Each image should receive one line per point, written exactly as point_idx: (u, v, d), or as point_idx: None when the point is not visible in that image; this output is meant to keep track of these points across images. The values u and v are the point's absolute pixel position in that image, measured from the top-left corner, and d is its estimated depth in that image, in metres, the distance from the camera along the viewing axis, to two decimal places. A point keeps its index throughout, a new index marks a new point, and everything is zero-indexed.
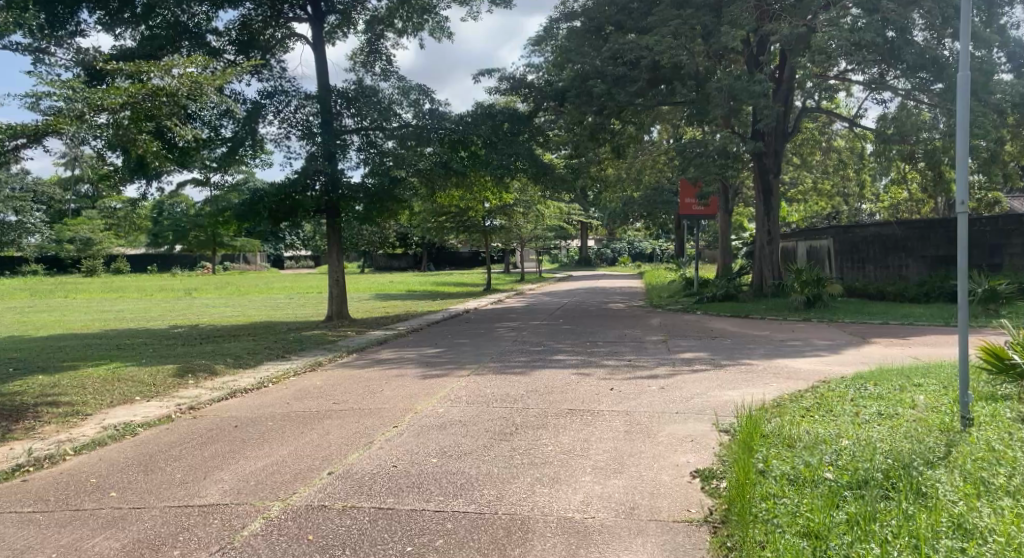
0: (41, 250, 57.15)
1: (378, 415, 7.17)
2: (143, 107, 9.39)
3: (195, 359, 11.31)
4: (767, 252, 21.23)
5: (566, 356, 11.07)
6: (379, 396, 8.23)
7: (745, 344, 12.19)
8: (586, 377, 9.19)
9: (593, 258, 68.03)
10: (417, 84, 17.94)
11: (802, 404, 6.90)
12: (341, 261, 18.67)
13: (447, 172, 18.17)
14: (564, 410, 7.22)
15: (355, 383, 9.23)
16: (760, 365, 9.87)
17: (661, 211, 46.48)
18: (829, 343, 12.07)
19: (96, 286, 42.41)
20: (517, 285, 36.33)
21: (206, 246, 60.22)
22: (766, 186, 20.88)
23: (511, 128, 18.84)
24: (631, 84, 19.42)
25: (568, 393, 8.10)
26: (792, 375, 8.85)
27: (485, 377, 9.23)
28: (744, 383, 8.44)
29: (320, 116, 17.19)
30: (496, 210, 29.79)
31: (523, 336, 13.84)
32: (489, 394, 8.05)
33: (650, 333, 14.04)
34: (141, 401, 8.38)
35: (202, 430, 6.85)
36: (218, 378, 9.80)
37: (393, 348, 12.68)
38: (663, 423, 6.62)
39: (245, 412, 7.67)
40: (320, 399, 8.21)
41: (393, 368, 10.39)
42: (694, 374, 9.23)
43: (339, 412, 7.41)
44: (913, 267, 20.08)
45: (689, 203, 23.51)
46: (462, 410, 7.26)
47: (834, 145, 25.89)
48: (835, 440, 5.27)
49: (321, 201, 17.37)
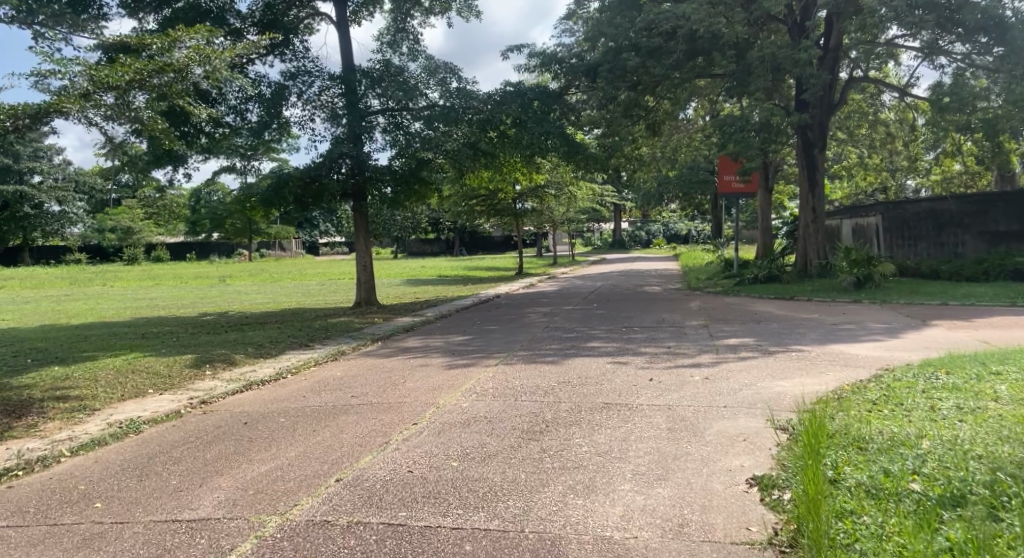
0: (84, 238, 58.12)
1: (396, 411, 6.61)
2: (151, 85, 8.93)
3: (215, 348, 10.86)
4: (811, 231, 20.32)
5: (601, 343, 10.42)
6: (401, 388, 7.71)
7: (793, 328, 11.44)
8: (623, 366, 8.55)
9: (628, 240, 67.04)
10: (444, 62, 17.30)
11: (868, 398, 6.20)
12: (368, 246, 18.20)
13: (476, 152, 17.56)
14: (600, 405, 6.59)
15: (376, 374, 8.70)
16: (814, 351, 9.14)
17: (698, 191, 45.42)
18: (886, 327, 11.27)
19: (134, 274, 42.79)
20: (550, 268, 35.67)
21: (243, 233, 60.61)
22: (811, 162, 19.90)
23: (541, 106, 18.10)
24: (667, 56, 18.59)
25: (603, 384, 7.48)
26: (850, 363, 8.11)
27: (514, 367, 8.64)
28: (797, 372, 7.73)
29: (345, 96, 16.53)
30: (528, 192, 29.12)
31: (555, 322, 13.21)
32: (519, 386, 7.46)
33: (690, 317, 13.34)
34: (154, 394, 7.93)
35: (208, 427, 6.36)
36: (236, 369, 9.33)
37: (420, 336, 12.15)
38: (710, 419, 5.97)
39: (258, 406, 7.17)
40: (338, 392, 7.68)
41: (418, 357, 9.85)
42: (742, 362, 8.52)
43: (356, 407, 6.87)
44: (970, 244, 19.36)
45: (729, 181, 22.62)
46: (487, 405, 6.66)
47: (882, 118, 24.71)
48: (913, 443, 4.62)
49: (347, 185, 16.89)
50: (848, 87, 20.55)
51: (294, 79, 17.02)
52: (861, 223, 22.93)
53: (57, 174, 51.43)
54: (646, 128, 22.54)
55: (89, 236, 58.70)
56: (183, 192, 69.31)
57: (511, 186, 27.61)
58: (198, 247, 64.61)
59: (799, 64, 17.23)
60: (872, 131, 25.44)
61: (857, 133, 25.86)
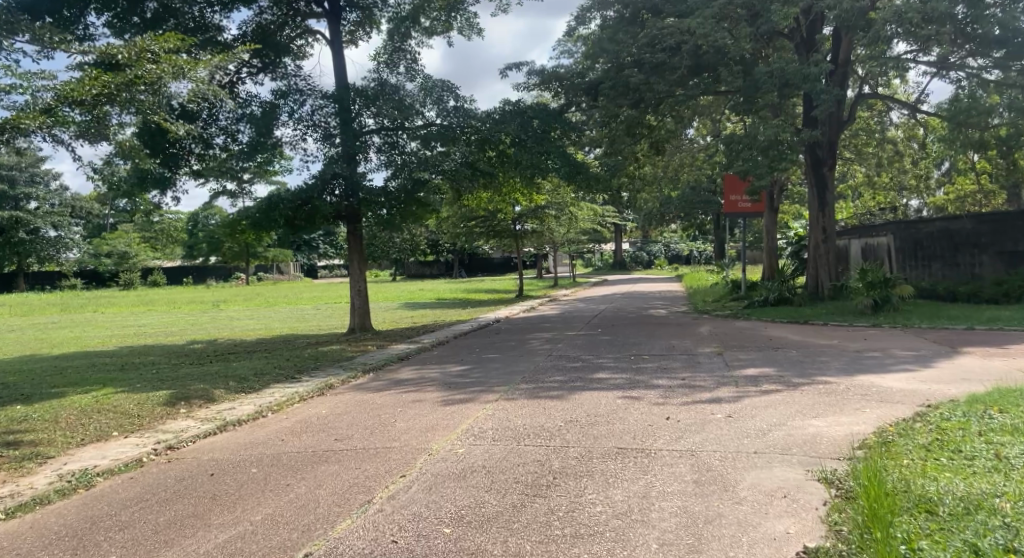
0: (79, 263, 57.45)
1: (383, 459, 5.84)
2: (121, 100, 8.23)
3: (194, 382, 10.06)
4: (821, 251, 19.65)
5: (609, 375, 9.65)
6: (390, 429, 6.94)
7: (815, 357, 10.68)
8: (636, 402, 7.78)
9: (629, 261, 66.44)
10: (441, 80, 16.68)
11: (920, 444, 5.44)
12: (363, 270, 17.47)
13: (474, 173, 16.95)
14: (614, 450, 5.84)
15: (364, 412, 7.92)
16: (843, 384, 8.38)
17: (700, 212, 44.84)
18: (915, 355, 10.52)
19: (128, 299, 41.91)
20: (551, 290, 34.92)
21: (240, 258, 59.89)
22: (820, 181, 19.26)
23: (543, 124, 17.34)
24: (671, 72, 18.02)
25: (615, 425, 6.72)
26: (887, 400, 7.36)
27: (516, 403, 7.87)
28: (830, 410, 6.98)
29: (338, 116, 15.82)
30: (527, 213, 28.44)
31: (558, 349, 12.44)
32: (521, 428, 6.70)
33: (702, 344, 12.56)
34: (117, 438, 7.15)
35: (168, 480, 5.59)
36: (214, 407, 8.56)
37: (414, 366, 11.37)
38: (741, 470, 5.23)
39: (231, 452, 6.39)
40: (319, 435, 6.91)
41: (411, 391, 9.06)
42: (765, 398, 7.77)
43: (338, 453, 6.09)
44: (987, 265, 18.44)
45: (735, 201, 21.99)
46: (487, 451, 5.90)
47: (890, 137, 24.14)
48: (995, 508, 3.89)
49: (341, 208, 16.21)
50: (857, 103, 19.95)
51: (285, 98, 16.40)
52: (872, 242, 22.40)
53: (53, 200, 50.66)
54: (649, 147, 21.91)
55: (85, 261, 58.02)
56: (180, 215, 68.65)
57: (510, 206, 26.93)
58: (195, 270, 63.73)
59: (808, 79, 16.63)
60: (879, 150, 24.88)
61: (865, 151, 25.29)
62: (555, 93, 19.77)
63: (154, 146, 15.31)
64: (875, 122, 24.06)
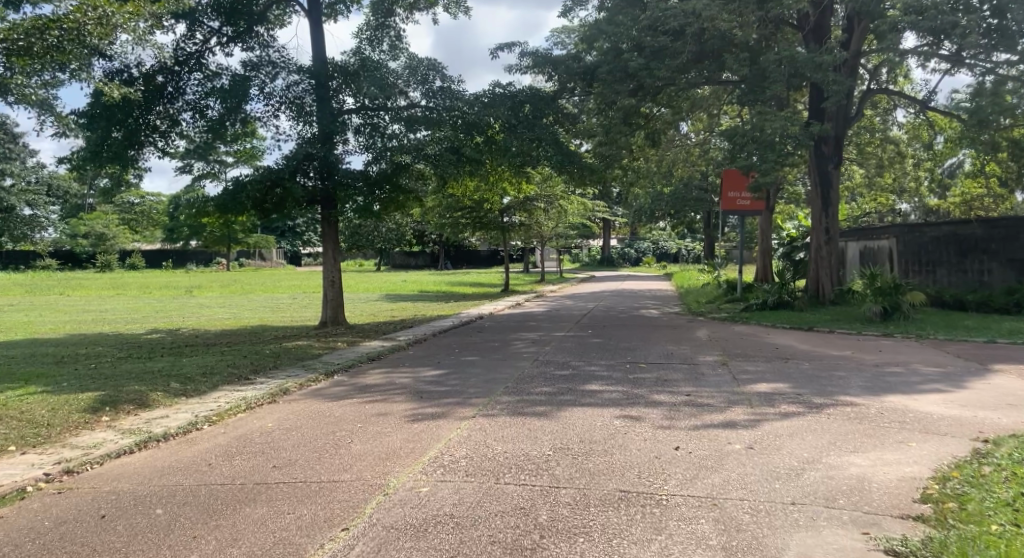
0: (54, 242, 55.91)
1: (326, 499, 4.64)
2: (40, 50, 7.36)
3: (128, 382, 8.75)
4: (824, 253, 18.50)
5: (604, 387, 8.49)
6: (342, 454, 5.73)
7: (832, 371, 9.60)
8: (638, 424, 6.63)
9: (616, 257, 65.36)
10: (426, 59, 15.38)
11: (1003, 500, 4.33)
12: (336, 260, 16.21)
13: (459, 160, 15.20)
14: (615, 496, 4.68)
15: (317, 428, 6.70)
16: (873, 408, 7.27)
17: (691, 209, 43.87)
18: (943, 372, 9.46)
19: (102, 282, 40.51)
20: (538, 286, 33.83)
21: (221, 243, 58.35)
22: (826, 179, 18.09)
23: (532, 110, 16.29)
24: (673, 57, 16.81)
25: (615, 456, 5.57)
26: (932, 431, 6.28)
27: (496, 422, 6.70)
28: (870, 443, 5.88)
29: (315, 92, 14.55)
30: (515, 205, 27.50)
31: (545, 354, 11.28)
32: (502, 457, 5.52)
33: (704, 351, 11.44)
34: (10, 455, 5.89)
35: (43, 524, 4.36)
36: (143, 415, 7.30)
37: (384, 369, 10.16)
38: (779, 530, 4.12)
39: (140, 479, 5.16)
40: (255, 459, 5.67)
41: (376, 401, 7.84)
42: (788, 424, 6.65)
43: (272, 489, 4.88)
44: (996, 273, 17.34)
45: (734, 197, 20.91)
46: (456, 492, 4.72)
47: (893, 137, 23.15)
48: None
49: (315, 192, 14.90)
50: (866, 97, 18.71)
51: (256, 70, 14.74)
52: (869, 246, 21.01)
53: (30, 177, 48.67)
54: (644, 139, 20.76)
55: (61, 241, 56.47)
56: (160, 198, 66.80)
57: (499, 197, 25.77)
58: (175, 254, 62.18)
59: (820, 69, 15.46)
60: (880, 150, 23.84)
61: (866, 151, 24.13)
62: (550, 77, 18.42)
63: (110, 117, 13.85)
64: (879, 121, 22.90)
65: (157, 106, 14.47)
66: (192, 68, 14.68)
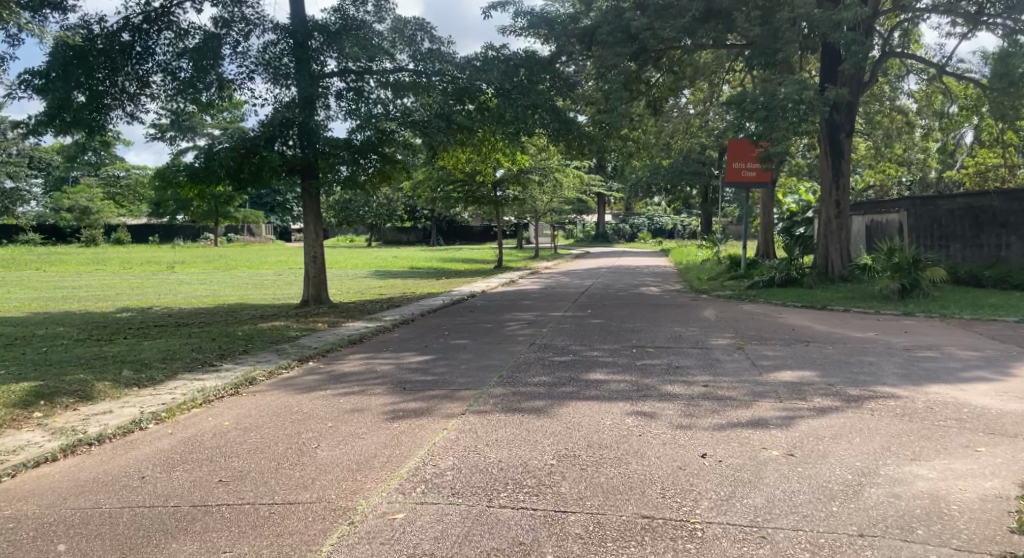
0: (37, 216, 53.91)
1: (274, 534, 3.69)
2: None
3: (75, 371, 7.72)
4: (833, 227, 17.59)
5: (610, 375, 7.55)
6: (302, 465, 4.75)
7: (861, 356, 8.68)
8: (653, 423, 5.68)
9: (610, 232, 64.23)
10: (414, 18, 14.17)
11: None
12: (318, 233, 15.04)
13: (451, 128, 14.10)
14: (636, 525, 3.75)
15: (279, 428, 5.72)
16: (920, 402, 6.35)
17: (688, 182, 42.63)
18: (983, 357, 8.54)
19: (82, 257, 38.92)
20: (531, 264, 32.78)
21: (209, 217, 56.45)
22: (838, 149, 17.05)
23: (528, 74, 15.08)
24: (678, 17, 15.58)
25: (630, 467, 4.61)
26: (1000, 432, 5.36)
27: (487, 421, 5.74)
28: (933, 450, 4.96)
29: (293, 53, 13.32)
30: (509, 178, 26.30)
31: (542, 336, 10.31)
32: (495, 469, 4.56)
33: (714, 333, 10.49)
34: None
35: None
36: (82, 411, 6.30)
37: (364, 354, 9.17)
38: None
39: (49, 503, 4.18)
40: (199, 471, 4.71)
41: (351, 394, 6.88)
42: (827, 422, 5.73)
43: (211, 515, 3.94)
44: (1015, 247, 16.35)
45: (737, 168, 19.86)
46: (438, 520, 3.78)
47: (902, 106, 22.15)
48: None
49: (295, 161, 13.69)
50: (880, 63, 17.40)
51: (228, 27, 13.42)
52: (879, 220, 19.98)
53: None
54: (645, 107, 19.62)
55: (45, 216, 54.57)
56: (146, 171, 64.71)
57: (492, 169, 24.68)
58: (161, 228, 60.52)
59: (838, 28, 14.30)
60: (888, 120, 22.78)
61: (874, 121, 23.08)
62: (545, 39, 17.12)
63: (68, 76, 12.55)
64: (887, 89, 21.74)
65: (125, 68, 13.21)
66: (162, 25, 13.39)
